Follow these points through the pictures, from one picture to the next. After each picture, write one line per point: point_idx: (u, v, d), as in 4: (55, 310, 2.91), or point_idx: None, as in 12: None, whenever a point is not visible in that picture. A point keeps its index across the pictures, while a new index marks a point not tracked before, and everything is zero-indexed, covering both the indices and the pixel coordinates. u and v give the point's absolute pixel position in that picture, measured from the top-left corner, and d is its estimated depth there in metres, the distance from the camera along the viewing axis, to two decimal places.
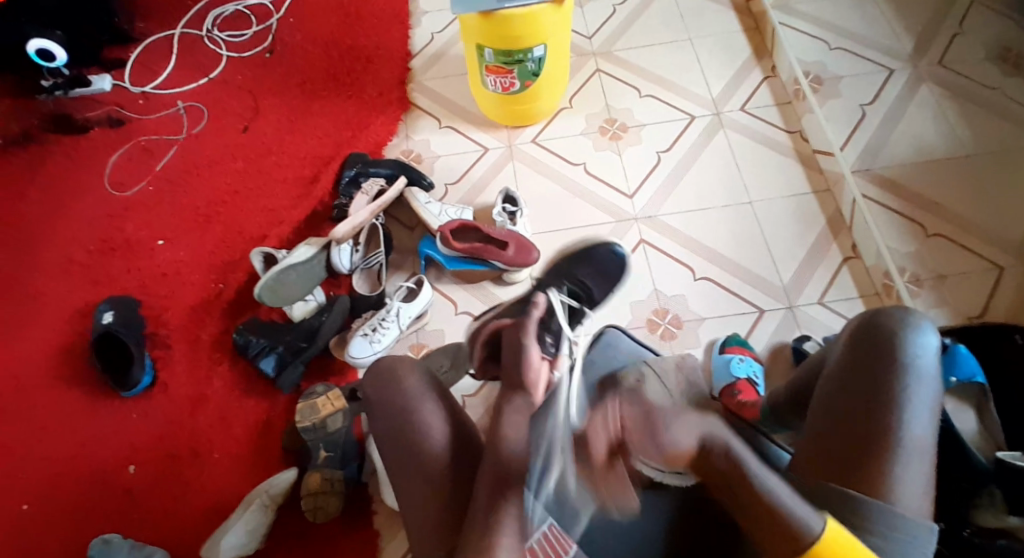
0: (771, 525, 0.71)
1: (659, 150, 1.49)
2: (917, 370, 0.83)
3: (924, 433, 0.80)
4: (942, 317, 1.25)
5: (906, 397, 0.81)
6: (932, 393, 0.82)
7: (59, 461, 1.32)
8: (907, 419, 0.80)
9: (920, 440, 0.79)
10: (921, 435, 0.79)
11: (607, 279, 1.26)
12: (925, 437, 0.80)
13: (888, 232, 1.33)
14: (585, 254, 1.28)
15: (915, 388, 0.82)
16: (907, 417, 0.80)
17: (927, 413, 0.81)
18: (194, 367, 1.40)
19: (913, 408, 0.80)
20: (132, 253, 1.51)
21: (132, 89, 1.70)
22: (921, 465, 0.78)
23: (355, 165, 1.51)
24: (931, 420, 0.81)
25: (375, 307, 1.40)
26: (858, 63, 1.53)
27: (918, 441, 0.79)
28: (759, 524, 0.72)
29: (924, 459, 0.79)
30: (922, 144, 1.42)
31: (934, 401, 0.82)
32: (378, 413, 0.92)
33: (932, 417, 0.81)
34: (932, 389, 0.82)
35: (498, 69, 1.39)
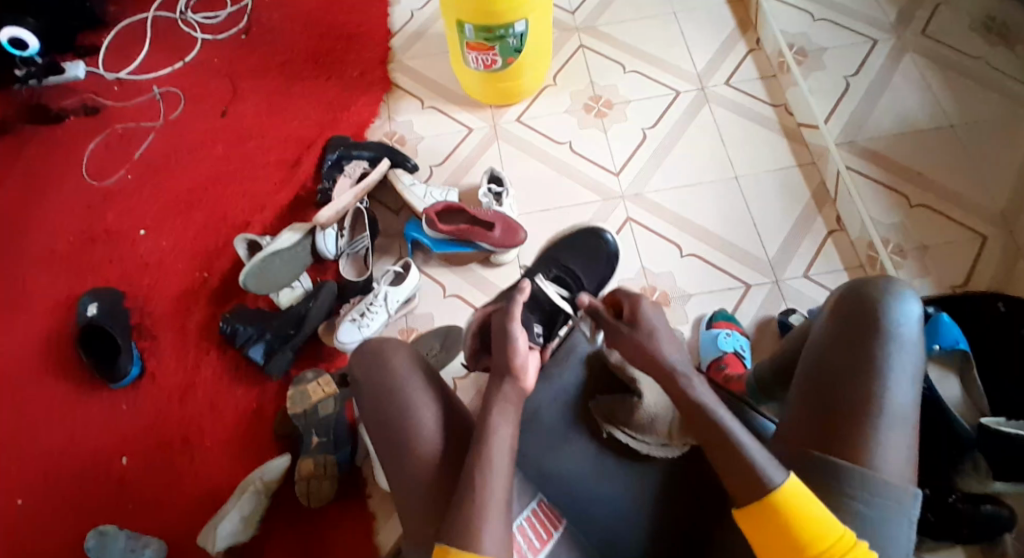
0: (738, 474, 0.71)
1: (644, 126, 1.47)
2: (900, 340, 0.84)
3: (907, 402, 0.81)
4: (925, 286, 1.26)
5: (889, 367, 0.82)
6: (914, 362, 0.83)
7: (49, 456, 1.32)
8: (889, 389, 0.81)
9: (903, 409, 0.80)
10: (904, 404, 0.80)
11: (596, 268, 1.25)
12: (908, 406, 0.81)
13: (872, 202, 1.34)
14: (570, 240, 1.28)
15: (898, 357, 0.83)
16: (890, 386, 0.81)
17: (909, 383, 0.82)
18: (182, 358, 1.39)
19: (895, 378, 0.81)
20: (114, 243, 1.49)
21: (106, 75, 1.66)
22: (903, 434, 0.79)
23: (338, 149, 1.50)
24: (913, 389, 0.82)
25: (362, 293, 1.39)
26: (843, 34, 1.52)
27: (901, 411, 0.80)
28: (734, 481, 0.72)
29: (907, 427, 0.80)
30: (905, 114, 1.41)
31: (917, 370, 0.83)
32: (368, 402, 0.92)
33: (914, 386, 0.82)
34: (915, 359, 0.83)
35: (480, 46, 1.36)
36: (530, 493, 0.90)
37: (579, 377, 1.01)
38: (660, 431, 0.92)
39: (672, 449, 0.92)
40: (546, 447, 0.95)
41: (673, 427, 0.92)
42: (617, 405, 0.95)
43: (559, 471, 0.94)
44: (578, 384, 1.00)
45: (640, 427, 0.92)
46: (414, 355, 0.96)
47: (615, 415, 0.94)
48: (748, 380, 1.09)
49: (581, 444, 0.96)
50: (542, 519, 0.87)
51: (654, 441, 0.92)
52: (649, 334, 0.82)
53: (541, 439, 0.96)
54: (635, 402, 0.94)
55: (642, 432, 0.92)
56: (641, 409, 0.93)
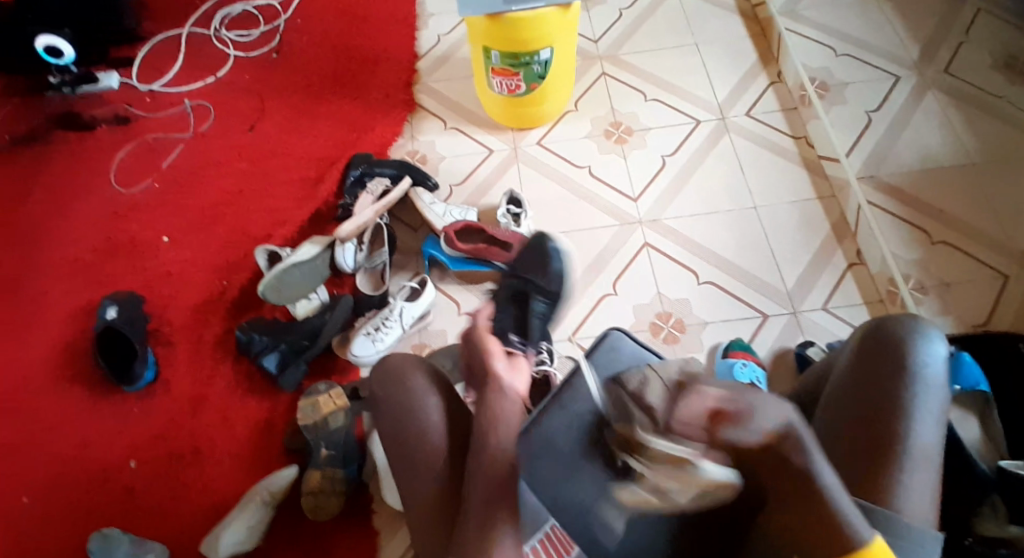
0: (821, 528, 0.63)
1: (664, 154, 1.49)
2: (925, 380, 0.83)
3: (930, 441, 0.79)
4: (946, 323, 1.25)
5: (913, 405, 0.81)
6: (939, 403, 0.82)
7: (59, 457, 1.33)
8: (913, 428, 0.80)
9: (927, 448, 0.79)
10: (927, 443, 0.79)
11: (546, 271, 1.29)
12: (932, 445, 0.79)
13: (894, 240, 1.33)
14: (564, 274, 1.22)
15: (923, 397, 0.82)
16: (914, 425, 0.80)
17: (934, 422, 0.81)
18: (197, 366, 1.40)
19: (920, 417, 0.80)
20: (137, 250, 1.52)
21: (140, 87, 1.71)
22: (927, 473, 0.78)
23: (359, 167, 1.51)
24: (937, 429, 0.80)
25: (377, 307, 1.40)
26: (864, 69, 1.53)
27: (924, 449, 0.79)
28: (814, 529, 0.64)
29: (930, 467, 0.78)
30: (927, 151, 1.41)
31: (942, 410, 0.81)
32: (379, 411, 0.92)
33: (938, 425, 0.81)
34: (939, 398, 0.82)
35: (504, 71, 1.39)
36: (544, 517, 0.91)
37: (593, 403, 0.98)
38: None
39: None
40: (559, 473, 0.94)
41: None
42: (630, 434, 0.88)
43: (570, 491, 0.93)
44: (593, 410, 0.97)
45: None
46: (430, 368, 0.96)
47: (630, 445, 0.89)
48: None
49: (594, 467, 0.94)
50: (556, 539, 0.90)
51: None
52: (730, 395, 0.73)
53: (554, 463, 0.95)
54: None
55: None
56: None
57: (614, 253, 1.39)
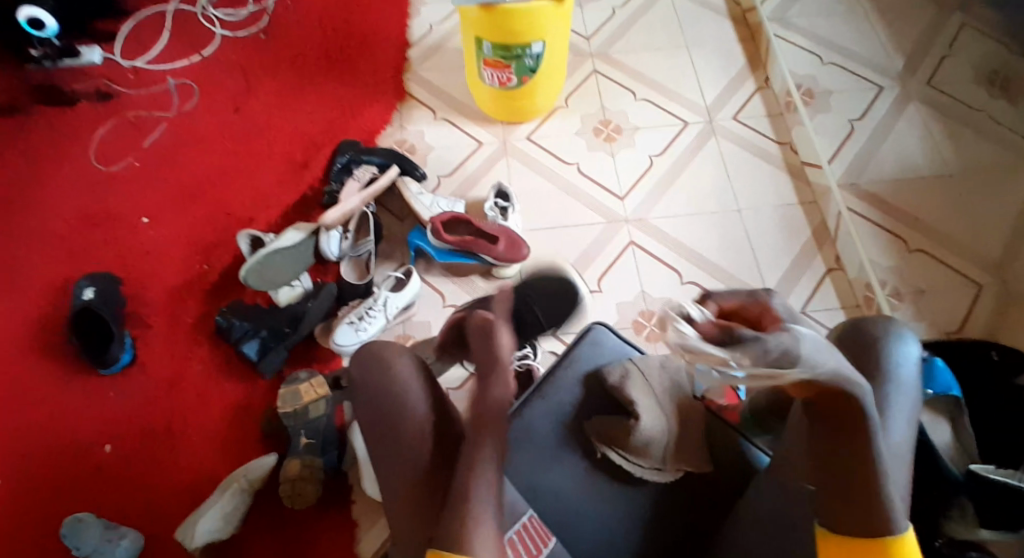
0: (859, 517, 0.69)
1: (652, 154, 1.50)
2: (898, 380, 0.86)
3: (901, 440, 0.82)
4: (920, 328, 1.28)
5: (886, 405, 0.84)
6: (909, 405, 0.85)
7: (31, 438, 1.30)
8: (887, 427, 0.82)
9: (898, 447, 0.82)
10: (900, 442, 0.82)
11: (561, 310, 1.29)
12: (903, 444, 0.82)
13: (872, 246, 1.37)
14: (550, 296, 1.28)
15: (896, 397, 0.85)
16: (887, 425, 0.83)
17: (906, 423, 0.84)
18: (175, 349, 1.38)
19: (893, 417, 0.83)
20: (115, 229, 1.49)
21: (122, 63, 1.67)
22: (900, 471, 0.80)
23: (347, 153, 1.51)
24: (908, 428, 0.83)
25: (362, 297, 1.39)
26: (849, 78, 1.56)
27: (897, 448, 0.81)
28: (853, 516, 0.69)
29: (902, 464, 0.81)
30: (906, 160, 1.45)
31: (912, 412, 0.85)
32: (367, 400, 0.92)
33: (908, 426, 0.84)
34: (910, 399, 0.85)
35: (496, 64, 1.39)
36: (520, 509, 0.90)
37: (576, 395, 1.01)
38: (654, 456, 0.93)
39: (665, 474, 0.94)
40: (542, 470, 0.96)
41: (667, 452, 0.94)
42: (613, 427, 0.95)
43: (555, 487, 0.95)
44: (576, 402, 1.00)
45: (633, 450, 0.93)
46: (414, 358, 0.96)
47: (611, 436, 0.95)
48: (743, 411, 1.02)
49: (576, 463, 0.97)
50: (532, 532, 0.89)
51: (648, 465, 0.94)
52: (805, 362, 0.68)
53: (537, 459, 0.97)
54: (633, 425, 0.93)
55: (636, 455, 0.94)
56: (638, 431, 0.93)
57: (598, 250, 1.40)
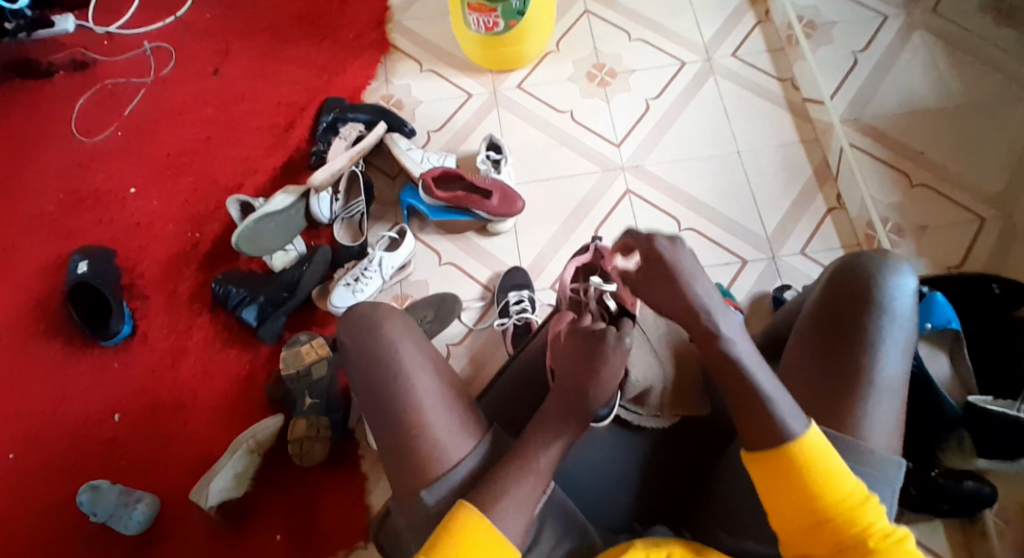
0: (759, 422, 0.72)
1: (647, 98, 1.45)
2: (892, 313, 0.85)
3: (895, 372, 0.83)
4: (921, 265, 1.26)
5: (880, 338, 0.83)
6: (905, 335, 0.85)
7: (40, 414, 1.32)
8: (879, 360, 0.82)
9: (890, 380, 0.82)
10: (892, 376, 0.82)
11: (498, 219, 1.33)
12: (896, 377, 0.83)
13: (873, 180, 1.33)
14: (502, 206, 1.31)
15: (890, 329, 0.84)
16: (880, 357, 0.83)
17: (899, 355, 0.83)
18: (175, 319, 1.38)
19: (886, 350, 0.83)
20: (103, 202, 1.46)
21: (96, 29, 1.61)
22: (890, 405, 0.82)
23: (333, 111, 1.46)
24: (902, 360, 0.84)
25: (357, 258, 1.39)
26: (851, 8, 1.49)
27: (889, 382, 0.82)
28: (748, 420, 0.73)
29: (894, 397, 0.82)
30: (912, 93, 1.39)
31: (907, 342, 0.84)
32: (359, 370, 0.91)
33: (903, 357, 0.84)
34: (906, 330, 0.85)
35: (481, 7, 1.32)
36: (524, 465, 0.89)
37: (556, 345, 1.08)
38: (651, 403, 0.93)
39: (662, 420, 0.94)
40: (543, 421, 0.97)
41: (664, 399, 0.93)
42: None
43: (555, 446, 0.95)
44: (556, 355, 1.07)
45: (631, 398, 0.94)
46: (405, 320, 0.96)
47: None
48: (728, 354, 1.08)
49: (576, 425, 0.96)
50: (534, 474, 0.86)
51: (646, 412, 0.94)
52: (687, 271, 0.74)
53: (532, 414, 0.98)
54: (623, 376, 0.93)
55: (633, 403, 0.94)
56: (631, 383, 0.93)
57: (596, 199, 1.37)
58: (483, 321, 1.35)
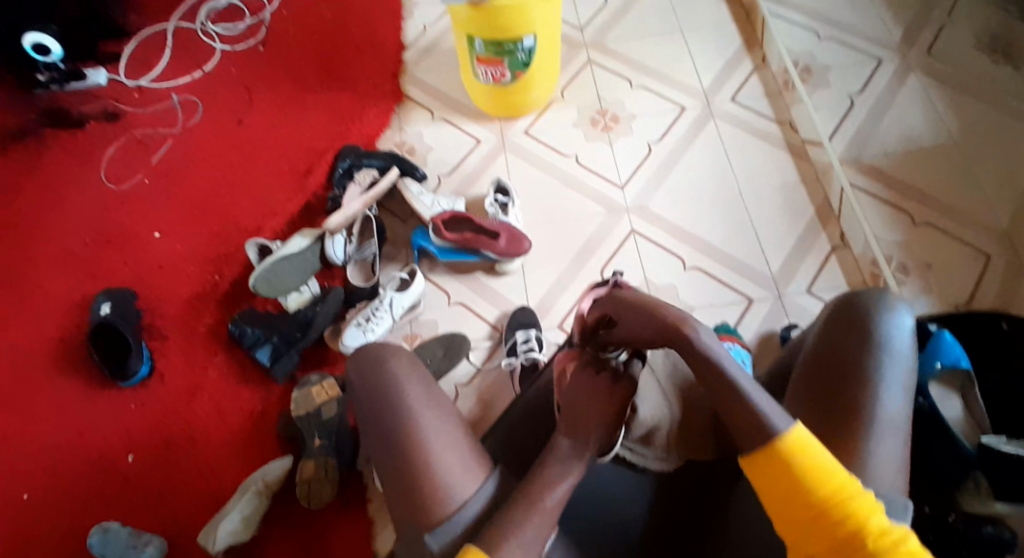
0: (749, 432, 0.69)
1: (650, 141, 1.49)
2: (892, 350, 0.86)
3: (897, 408, 0.82)
4: (926, 303, 1.26)
5: (879, 373, 0.84)
6: (904, 371, 0.85)
7: (58, 452, 1.34)
8: (879, 395, 0.82)
9: (893, 415, 0.81)
10: (896, 410, 0.82)
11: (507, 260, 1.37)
12: (900, 412, 0.82)
13: (876, 219, 1.35)
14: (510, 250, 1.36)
15: (889, 364, 0.85)
16: (881, 392, 0.83)
17: (901, 391, 0.83)
18: (191, 359, 1.41)
19: (886, 385, 0.83)
20: (128, 245, 1.52)
21: (128, 82, 1.70)
22: (895, 438, 0.80)
23: (349, 157, 1.53)
24: (905, 397, 0.83)
25: (369, 299, 1.41)
26: (847, 52, 1.53)
27: (893, 416, 0.81)
28: (739, 433, 0.70)
29: (897, 432, 0.81)
30: (910, 132, 1.42)
31: (907, 378, 0.84)
32: (366, 403, 0.93)
33: (905, 393, 0.83)
34: (905, 366, 0.85)
35: (489, 60, 1.40)
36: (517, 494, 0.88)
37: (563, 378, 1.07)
38: (658, 445, 0.93)
39: (669, 462, 0.94)
40: None
41: (670, 440, 0.94)
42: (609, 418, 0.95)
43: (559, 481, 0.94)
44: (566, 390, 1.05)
45: (638, 440, 0.94)
46: (414, 361, 0.98)
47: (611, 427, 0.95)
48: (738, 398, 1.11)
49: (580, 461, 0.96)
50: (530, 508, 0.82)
51: (652, 454, 0.93)
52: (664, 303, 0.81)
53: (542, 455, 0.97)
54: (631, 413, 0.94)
55: (640, 445, 0.94)
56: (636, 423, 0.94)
57: (601, 240, 1.40)
58: (491, 361, 1.36)
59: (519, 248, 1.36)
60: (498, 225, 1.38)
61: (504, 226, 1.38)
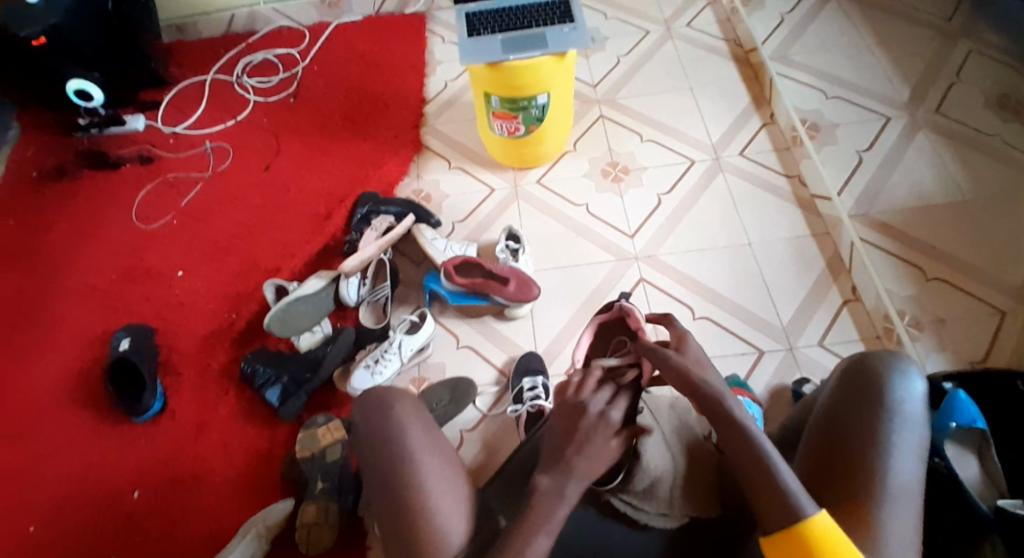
0: (775, 500, 0.72)
1: (659, 193, 1.52)
2: (904, 415, 0.82)
3: (910, 478, 0.79)
4: (940, 359, 1.24)
5: (891, 441, 0.81)
6: (917, 440, 0.82)
7: (65, 483, 1.34)
8: (891, 463, 0.79)
9: (907, 485, 0.78)
10: (908, 480, 0.79)
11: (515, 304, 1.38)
12: (912, 482, 0.79)
13: (888, 275, 1.33)
14: (518, 295, 1.37)
15: (900, 432, 0.81)
16: (893, 460, 0.79)
17: (913, 460, 0.80)
18: (203, 396, 1.43)
19: (899, 454, 0.80)
20: (152, 282, 1.57)
21: (164, 129, 1.80)
22: (908, 511, 0.77)
23: (367, 204, 1.57)
24: (917, 466, 0.80)
25: (378, 340, 1.43)
26: (854, 111, 1.57)
27: (905, 486, 0.78)
28: (763, 501, 0.73)
29: (911, 504, 0.78)
30: (920, 189, 1.43)
31: (919, 448, 0.81)
32: (363, 443, 0.91)
33: (917, 462, 0.80)
34: (918, 435, 0.82)
35: (504, 115, 1.45)
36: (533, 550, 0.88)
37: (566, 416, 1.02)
38: (661, 500, 0.89)
39: (672, 519, 0.90)
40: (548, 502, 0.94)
41: (674, 496, 0.89)
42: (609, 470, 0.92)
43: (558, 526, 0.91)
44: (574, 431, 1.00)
45: (639, 495, 0.90)
46: (418, 404, 0.95)
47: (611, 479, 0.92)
48: None
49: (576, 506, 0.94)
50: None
51: (653, 510, 0.89)
52: (697, 361, 0.81)
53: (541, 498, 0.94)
54: (636, 464, 0.89)
55: (642, 500, 0.90)
56: (640, 475, 0.89)
57: (609, 288, 1.42)
58: (496, 407, 1.35)
59: (527, 294, 1.38)
60: (509, 270, 1.39)
61: (514, 270, 1.39)
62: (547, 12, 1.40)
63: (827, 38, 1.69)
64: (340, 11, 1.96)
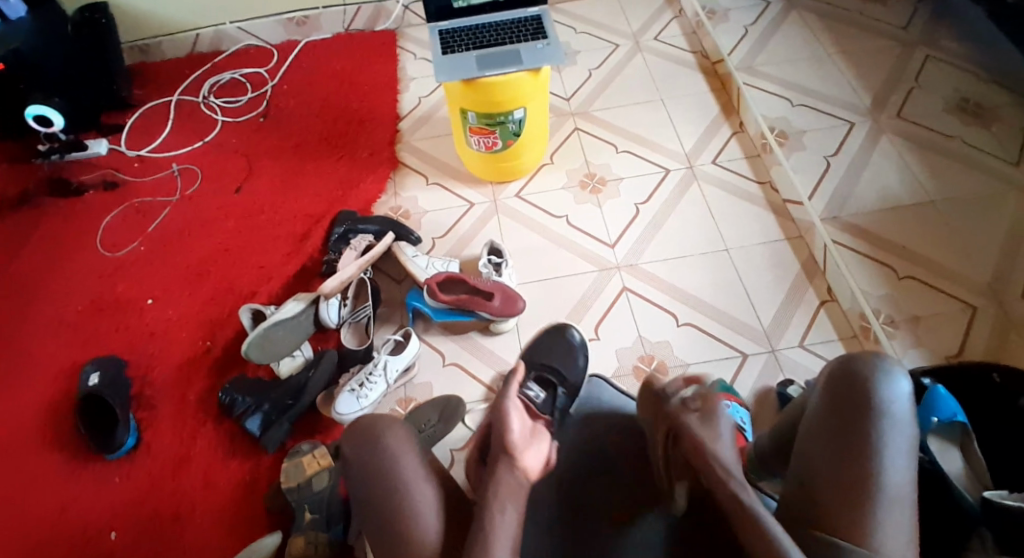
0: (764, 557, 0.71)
1: (637, 202, 1.55)
2: (892, 418, 0.83)
3: (902, 480, 0.81)
4: (916, 356, 1.28)
5: (881, 446, 0.82)
6: (907, 441, 0.83)
7: (38, 528, 1.28)
8: (883, 468, 0.81)
9: (899, 488, 0.80)
10: (901, 482, 0.81)
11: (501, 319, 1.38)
12: (904, 483, 0.81)
13: (860, 276, 1.38)
14: (506, 311, 1.37)
15: (891, 434, 0.83)
16: (884, 465, 0.81)
17: (905, 461, 0.82)
18: (181, 428, 1.37)
19: (888, 457, 0.81)
20: (122, 311, 1.52)
21: (128, 152, 1.74)
22: (902, 514, 0.79)
23: (345, 223, 1.55)
24: (908, 466, 0.82)
25: (362, 361, 1.39)
26: (820, 117, 1.62)
27: (898, 489, 0.80)
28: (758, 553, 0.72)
29: (904, 506, 0.80)
30: (885, 192, 1.49)
31: (910, 447, 0.82)
32: (361, 477, 0.88)
33: (909, 462, 0.82)
34: (907, 435, 0.83)
35: (481, 130, 1.45)
36: None
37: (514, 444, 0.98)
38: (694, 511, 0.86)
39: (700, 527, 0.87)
40: None
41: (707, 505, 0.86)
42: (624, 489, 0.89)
43: None
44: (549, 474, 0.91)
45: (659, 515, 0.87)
46: (411, 429, 0.93)
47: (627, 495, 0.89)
48: (749, 455, 1.11)
49: None
50: None
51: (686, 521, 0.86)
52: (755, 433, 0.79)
53: None
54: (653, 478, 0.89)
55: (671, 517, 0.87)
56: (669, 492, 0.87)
57: (593, 298, 1.43)
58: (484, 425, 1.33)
59: (516, 306, 1.38)
60: (488, 281, 1.39)
61: (496, 283, 1.39)
62: (520, 29, 1.41)
63: (792, 49, 1.76)
64: (309, 30, 1.94)
